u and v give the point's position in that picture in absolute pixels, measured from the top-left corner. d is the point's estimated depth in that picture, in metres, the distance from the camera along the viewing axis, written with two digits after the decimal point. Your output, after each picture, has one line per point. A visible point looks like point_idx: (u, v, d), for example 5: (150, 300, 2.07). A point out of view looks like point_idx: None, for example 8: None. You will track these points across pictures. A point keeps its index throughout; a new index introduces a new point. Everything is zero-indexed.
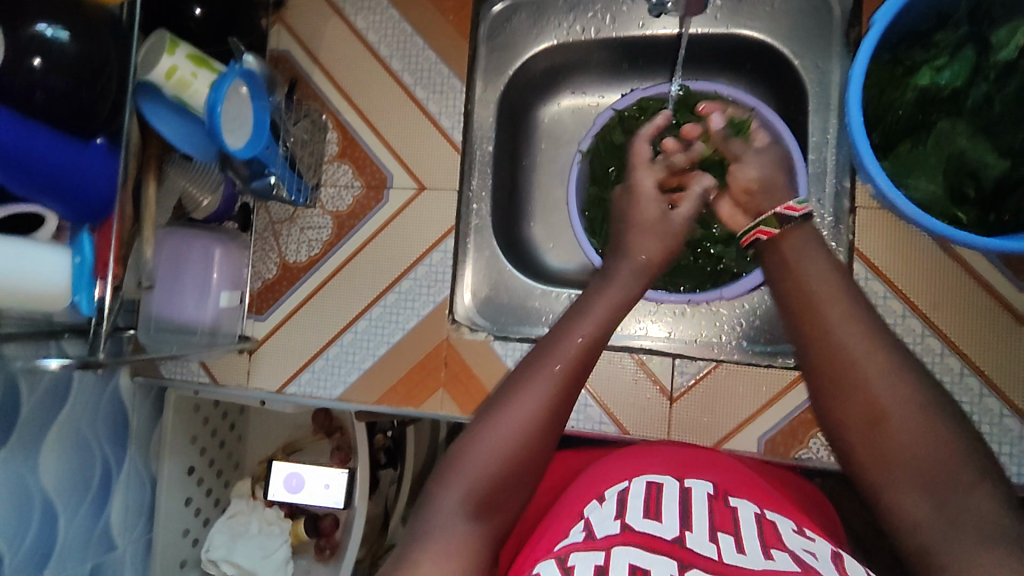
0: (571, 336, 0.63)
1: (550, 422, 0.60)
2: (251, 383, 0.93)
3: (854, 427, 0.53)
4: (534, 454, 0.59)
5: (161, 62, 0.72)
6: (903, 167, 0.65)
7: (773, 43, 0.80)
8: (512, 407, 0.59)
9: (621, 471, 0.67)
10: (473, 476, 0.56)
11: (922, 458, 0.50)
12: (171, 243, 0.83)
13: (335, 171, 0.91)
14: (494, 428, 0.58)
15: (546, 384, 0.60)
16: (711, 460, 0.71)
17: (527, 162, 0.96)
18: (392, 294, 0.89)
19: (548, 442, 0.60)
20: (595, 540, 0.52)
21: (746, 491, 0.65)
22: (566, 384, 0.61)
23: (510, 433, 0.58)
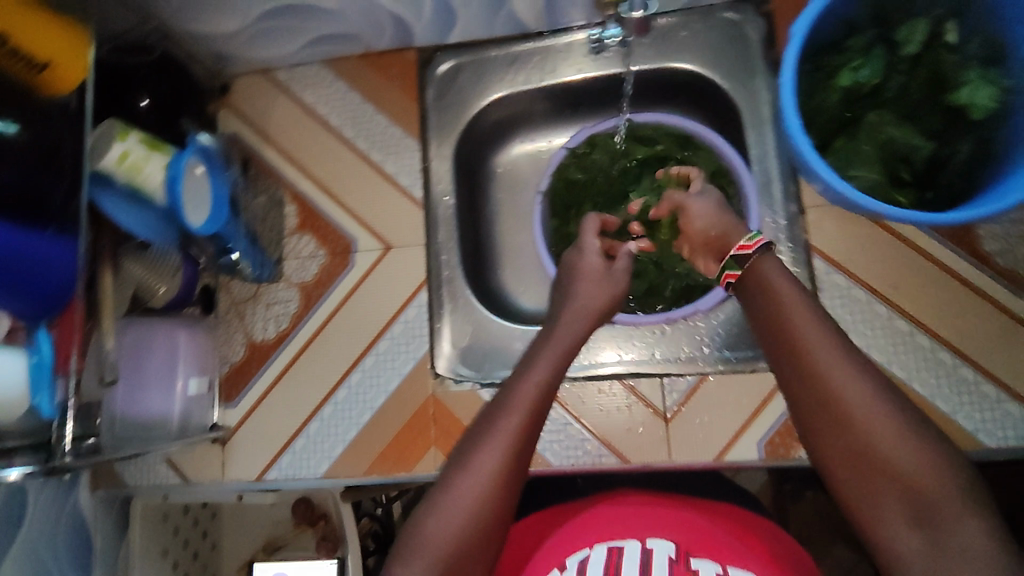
0: (523, 388, 0.64)
1: (512, 476, 0.60)
2: (226, 475, 0.87)
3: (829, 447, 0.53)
4: (497, 511, 0.59)
5: (111, 150, 0.72)
6: (845, 159, 0.71)
7: (704, 72, 0.86)
8: (465, 471, 0.59)
9: (586, 535, 0.69)
10: (434, 540, 0.57)
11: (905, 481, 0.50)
12: (130, 334, 0.79)
13: (297, 243, 0.90)
14: (451, 493, 0.59)
15: (498, 442, 0.60)
16: (677, 515, 0.71)
17: (488, 212, 0.97)
18: (370, 357, 0.86)
19: (511, 500, 0.60)
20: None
21: (707, 546, 0.67)
22: (519, 441, 0.61)
23: (467, 493, 0.59)
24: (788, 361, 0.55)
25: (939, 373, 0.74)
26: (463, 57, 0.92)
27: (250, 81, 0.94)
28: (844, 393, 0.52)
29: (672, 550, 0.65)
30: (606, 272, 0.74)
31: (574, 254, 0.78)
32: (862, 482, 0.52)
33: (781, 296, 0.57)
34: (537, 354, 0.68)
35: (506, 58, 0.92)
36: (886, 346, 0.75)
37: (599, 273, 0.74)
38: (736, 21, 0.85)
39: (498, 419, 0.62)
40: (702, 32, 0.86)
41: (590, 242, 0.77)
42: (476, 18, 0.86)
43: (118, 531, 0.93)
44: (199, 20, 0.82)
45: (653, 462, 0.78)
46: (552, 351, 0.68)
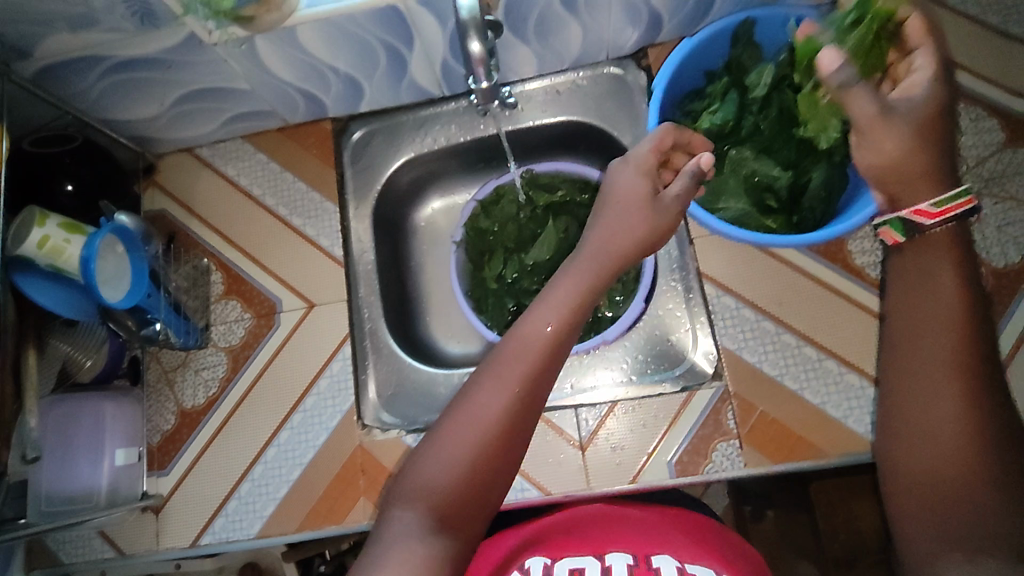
0: (530, 327, 0.62)
1: (521, 417, 0.59)
2: (161, 544, 0.87)
3: (914, 462, 0.56)
4: (504, 451, 0.58)
5: (31, 235, 0.75)
6: (714, 192, 0.77)
7: (594, 122, 0.94)
8: (470, 411, 0.59)
9: (545, 545, 0.71)
10: (435, 479, 0.57)
11: (970, 509, 0.52)
12: (59, 410, 0.83)
13: (224, 308, 0.94)
14: (456, 432, 0.58)
15: (511, 378, 0.60)
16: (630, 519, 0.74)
17: (411, 264, 1.02)
18: (298, 414, 0.89)
19: (517, 440, 0.59)
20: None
21: (660, 544, 0.69)
22: (531, 380, 0.60)
23: (473, 429, 0.58)
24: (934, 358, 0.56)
25: (828, 382, 0.78)
26: (375, 123, 0.99)
27: (175, 159, 1.00)
28: (945, 403, 0.54)
29: (630, 559, 0.66)
30: (651, 197, 0.68)
31: (623, 168, 0.71)
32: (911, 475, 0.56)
33: (940, 287, 0.57)
34: (553, 291, 0.65)
35: (415, 122, 0.99)
36: (777, 361, 0.80)
37: (641, 194, 0.68)
38: (619, 74, 0.94)
39: (510, 358, 0.61)
40: (591, 87, 0.94)
41: (638, 154, 0.70)
42: (381, 88, 0.93)
43: None
44: (118, 107, 0.88)
45: (572, 492, 0.80)
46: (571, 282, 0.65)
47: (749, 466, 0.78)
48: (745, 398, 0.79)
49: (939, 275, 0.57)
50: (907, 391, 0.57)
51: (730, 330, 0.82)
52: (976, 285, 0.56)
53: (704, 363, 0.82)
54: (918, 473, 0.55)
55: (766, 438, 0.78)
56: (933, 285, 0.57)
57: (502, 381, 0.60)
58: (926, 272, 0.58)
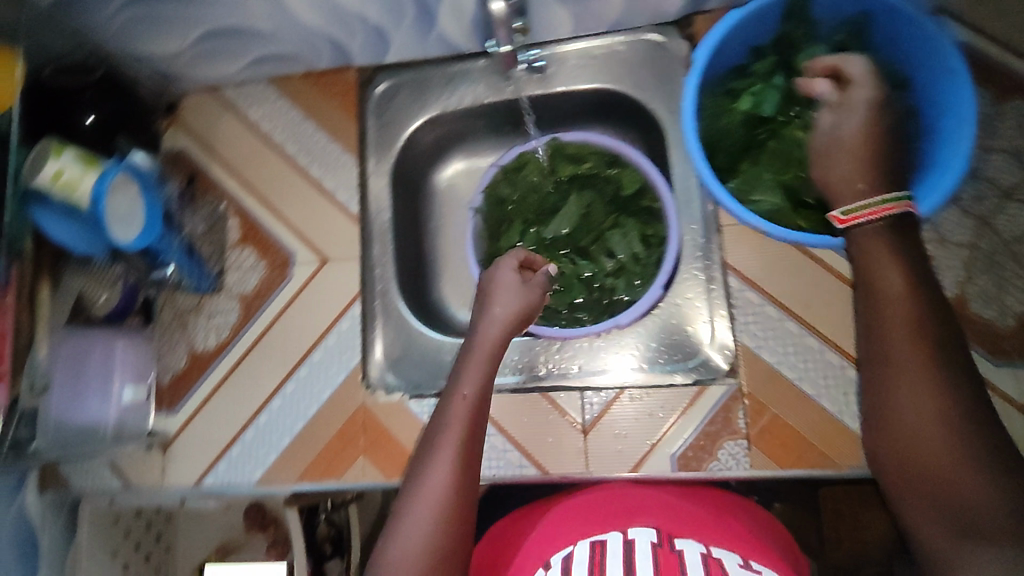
0: (456, 399, 0.63)
1: (464, 487, 0.59)
2: (166, 479, 0.90)
3: (890, 456, 0.54)
4: (461, 522, 0.58)
5: (46, 167, 0.74)
6: (747, 184, 0.73)
7: (629, 91, 0.89)
8: (417, 495, 0.58)
9: (566, 531, 0.66)
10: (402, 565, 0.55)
11: (955, 492, 0.50)
12: (70, 343, 0.82)
13: (239, 256, 0.93)
14: (410, 516, 0.57)
15: (448, 451, 0.60)
16: (656, 503, 0.69)
17: (429, 226, 1.00)
18: (304, 368, 0.89)
19: (468, 508, 0.59)
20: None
21: (688, 526, 0.64)
22: (465, 449, 0.61)
23: (427, 510, 0.57)
24: (877, 357, 0.55)
25: (848, 391, 0.76)
26: (401, 76, 0.95)
27: (197, 99, 0.98)
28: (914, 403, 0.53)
29: (654, 536, 0.62)
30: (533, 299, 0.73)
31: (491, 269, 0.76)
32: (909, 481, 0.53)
33: (883, 284, 0.55)
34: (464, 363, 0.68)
35: (443, 78, 0.94)
36: (794, 364, 0.77)
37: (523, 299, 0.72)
38: (661, 42, 0.88)
39: (444, 430, 0.61)
40: (630, 53, 0.89)
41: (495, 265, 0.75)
42: (408, 40, 0.90)
43: None
44: (140, 41, 0.85)
45: (571, 473, 0.79)
46: (480, 350, 0.68)
47: (755, 467, 0.76)
48: (758, 398, 0.77)
49: (884, 275, 0.56)
50: (878, 392, 0.55)
51: (751, 326, 0.79)
52: (919, 276, 0.55)
53: (721, 359, 0.79)
54: (915, 482, 0.53)
55: (773, 440, 0.76)
56: (875, 284, 0.56)
57: (443, 456, 0.59)
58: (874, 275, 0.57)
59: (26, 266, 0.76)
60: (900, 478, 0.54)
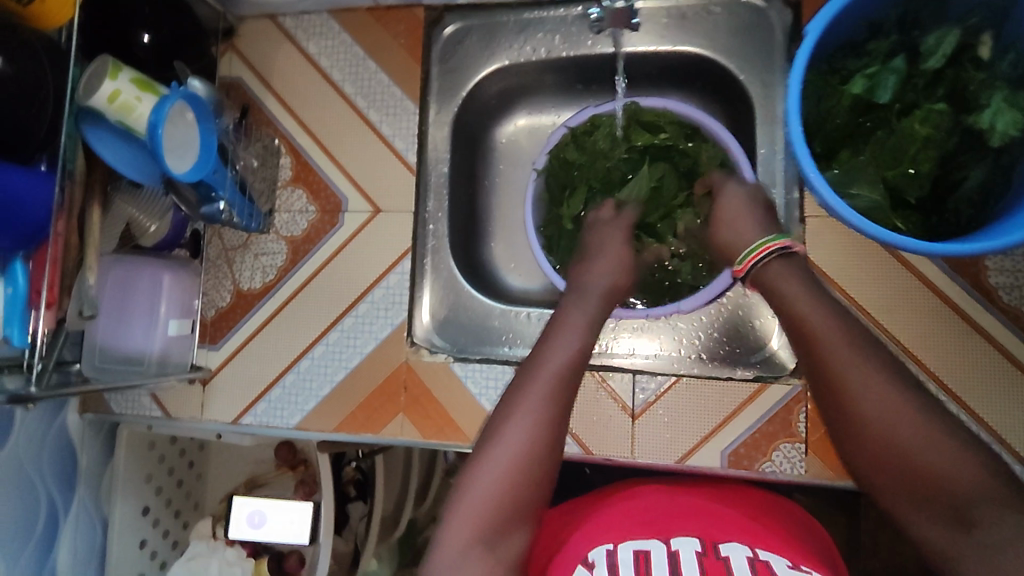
0: (554, 350, 0.64)
1: (552, 437, 0.60)
2: (205, 415, 0.89)
3: (876, 466, 0.56)
4: (543, 469, 0.60)
5: (102, 87, 0.70)
6: (848, 174, 0.66)
7: (717, 58, 0.83)
8: (502, 436, 0.59)
9: (604, 536, 0.68)
10: (480, 499, 0.58)
11: (942, 478, 0.53)
12: (118, 272, 0.80)
13: (289, 196, 0.90)
14: (494, 454, 0.59)
15: (542, 397, 0.61)
16: (694, 509, 0.71)
17: (486, 183, 0.98)
18: (349, 318, 0.87)
19: (553, 456, 0.60)
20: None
21: (730, 529, 0.66)
22: (559, 398, 0.61)
23: (511, 452, 0.59)
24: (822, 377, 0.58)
25: None
26: (472, 20, 0.91)
27: (257, 26, 0.93)
28: (888, 403, 0.55)
29: (698, 545, 0.64)
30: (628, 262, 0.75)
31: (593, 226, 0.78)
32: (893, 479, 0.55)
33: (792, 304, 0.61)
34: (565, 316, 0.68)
35: (516, 25, 0.90)
36: None
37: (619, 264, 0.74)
38: (761, 6, 0.82)
39: (536, 377, 0.62)
40: (723, 17, 0.83)
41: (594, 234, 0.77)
42: None
43: (104, 453, 0.99)
44: None
45: (614, 457, 0.77)
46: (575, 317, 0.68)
47: (809, 473, 0.73)
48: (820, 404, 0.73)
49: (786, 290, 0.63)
50: (845, 411, 0.57)
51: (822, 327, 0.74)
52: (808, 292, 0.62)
53: (788, 358, 0.77)
54: (901, 480, 0.54)
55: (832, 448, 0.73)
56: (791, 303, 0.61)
57: (526, 411, 0.60)
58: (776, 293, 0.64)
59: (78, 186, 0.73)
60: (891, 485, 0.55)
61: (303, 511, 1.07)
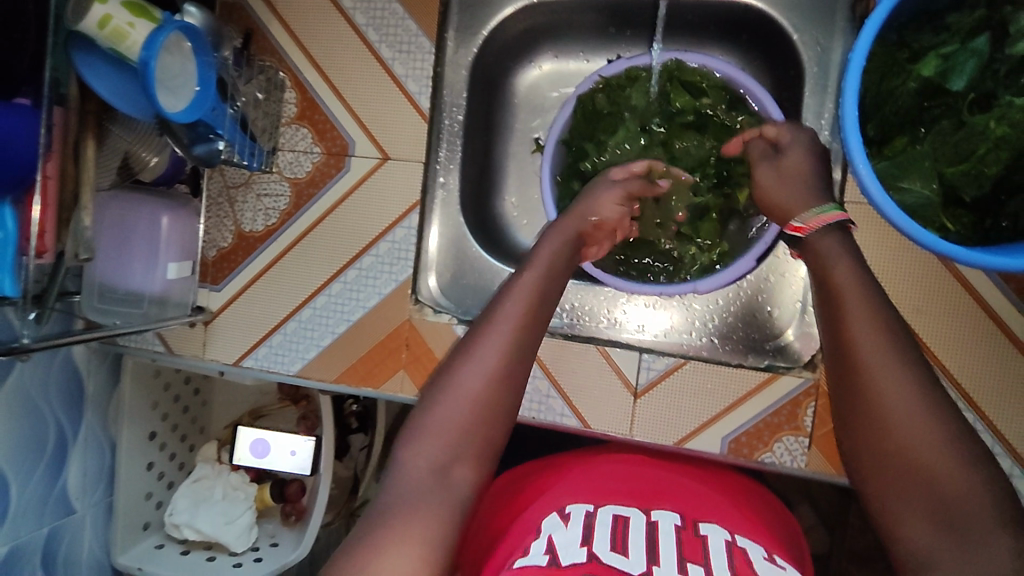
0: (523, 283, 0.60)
1: (508, 374, 0.56)
2: (207, 354, 0.89)
3: (866, 456, 0.52)
4: (495, 406, 0.55)
5: (92, 11, 0.63)
6: (899, 167, 0.61)
7: (771, 12, 0.75)
8: (465, 367, 0.55)
9: (585, 496, 0.65)
10: (436, 429, 0.53)
11: (938, 483, 0.49)
12: (114, 207, 0.77)
13: (293, 134, 0.85)
14: (451, 387, 0.55)
15: (500, 334, 0.56)
16: (679, 486, 0.69)
17: (503, 131, 0.92)
18: (353, 271, 0.84)
19: (512, 393, 0.56)
20: (560, 566, 0.50)
21: (716, 514, 0.64)
22: (519, 331, 0.57)
23: (471, 384, 0.55)
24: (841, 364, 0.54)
25: None
26: None
27: None
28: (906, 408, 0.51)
29: (677, 519, 0.61)
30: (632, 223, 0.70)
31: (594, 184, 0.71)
32: (895, 492, 0.51)
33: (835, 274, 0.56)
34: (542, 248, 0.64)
35: None
36: None
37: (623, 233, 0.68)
38: None
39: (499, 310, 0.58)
40: None
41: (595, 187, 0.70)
42: None
43: (111, 379, 1.00)
44: None
45: (612, 433, 0.76)
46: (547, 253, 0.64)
47: (809, 468, 0.72)
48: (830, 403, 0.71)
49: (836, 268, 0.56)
50: (851, 397, 0.53)
51: None
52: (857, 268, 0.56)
53: (804, 349, 0.74)
54: (905, 485, 0.50)
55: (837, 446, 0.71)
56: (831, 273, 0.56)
57: (490, 345, 0.56)
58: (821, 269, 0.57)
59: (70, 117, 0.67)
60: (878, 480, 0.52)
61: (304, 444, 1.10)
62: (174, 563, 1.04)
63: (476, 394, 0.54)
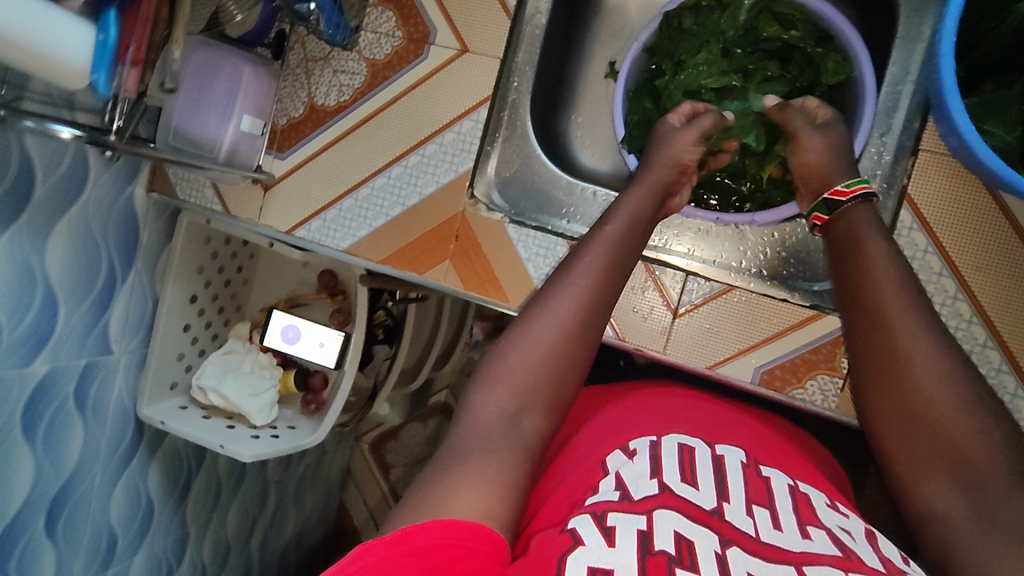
0: (604, 235, 0.64)
1: (584, 328, 0.60)
2: (261, 219, 0.91)
3: (891, 422, 0.54)
4: (572, 355, 0.59)
5: None
6: (985, 108, 0.61)
7: None
8: (544, 316, 0.59)
9: (644, 427, 0.65)
10: (513, 373, 0.57)
11: (970, 452, 0.49)
12: (202, 54, 0.80)
13: (378, 16, 0.86)
14: (530, 331, 0.59)
15: (578, 288, 0.60)
16: (735, 421, 0.69)
17: (579, 50, 0.93)
18: (414, 156, 0.85)
19: (584, 349, 0.60)
20: (632, 501, 0.51)
21: (771, 456, 0.64)
22: (597, 291, 0.61)
23: (548, 331, 0.58)
24: (866, 336, 0.55)
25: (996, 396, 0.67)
26: None
27: None
28: (936, 378, 0.51)
29: (742, 456, 0.61)
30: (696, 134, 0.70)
31: None
32: (923, 459, 0.52)
33: (867, 248, 0.58)
34: (620, 203, 0.68)
35: None
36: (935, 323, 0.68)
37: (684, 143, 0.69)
38: None
39: (578, 263, 0.62)
40: None
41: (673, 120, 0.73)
42: None
43: (164, 235, 1.03)
44: None
45: (646, 349, 0.77)
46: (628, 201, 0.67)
47: (840, 409, 0.72)
48: None
49: (868, 241, 0.58)
50: (879, 367, 0.54)
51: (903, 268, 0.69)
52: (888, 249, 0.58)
53: None
54: (932, 454, 0.51)
55: None
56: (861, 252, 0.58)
57: (568, 298, 0.60)
58: (852, 239, 0.60)
59: None
60: (904, 446, 0.53)
61: (333, 337, 1.12)
62: (196, 423, 1.08)
63: (554, 346, 0.58)
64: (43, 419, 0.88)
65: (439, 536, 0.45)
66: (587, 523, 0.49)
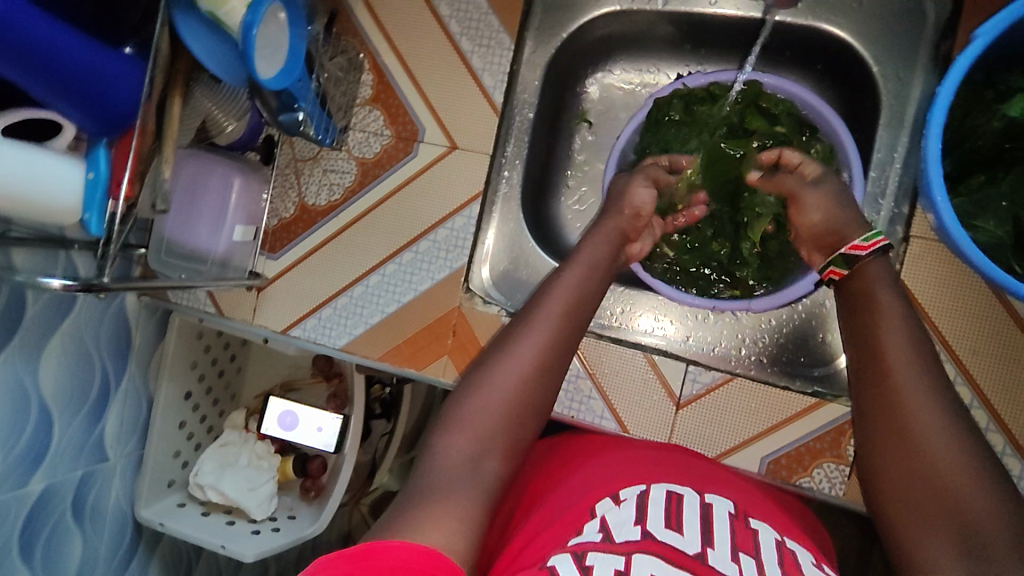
0: (560, 283, 0.66)
1: (543, 376, 0.60)
2: (256, 319, 0.91)
3: (893, 472, 0.53)
4: (530, 404, 0.59)
5: None
6: (977, 205, 0.66)
7: (854, 45, 0.76)
8: (506, 361, 0.59)
9: (634, 475, 0.62)
10: (472, 416, 0.56)
11: (966, 505, 0.48)
12: (190, 167, 0.78)
13: (366, 115, 0.87)
14: (490, 376, 0.58)
15: (539, 336, 0.61)
16: (729, 478, 0.66)
17: (566, 134, 0.95)
18: (408, 253, 0.86)
19: (540, 400, 0.60)
20: (614, 543, 0.50)
21: (763, 512, 0.61)
22: (554, 339, 0.62)
23: (508, 377, 0.58)
24: (871, 376, 0.55)
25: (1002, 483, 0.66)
26: None
27: None
28: (936, 425, 0.51)
29: (731, 508, 0.58)
30: None
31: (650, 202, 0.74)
32: (919, 514, 0.51)
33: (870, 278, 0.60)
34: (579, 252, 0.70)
35: None
36: None
37: None
38: None
39: (540, 307, 0.63)
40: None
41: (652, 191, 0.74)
42: None
43: (156, 335, 1.03)
44: None
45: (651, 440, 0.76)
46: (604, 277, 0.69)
47: (846, 497, 0.72)
48: None
49: (879, 290, 0.58)
50: (881, 410, 0.54)
51: None
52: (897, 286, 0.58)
53: None
54: (931, 505, 0.50)
55: None
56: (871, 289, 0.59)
57: (529, 342, 0.61)
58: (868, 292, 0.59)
59: (161, 75, 0.63)
60: (904, 498, 0.52)
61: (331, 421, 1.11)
62: (194, 523, 1.05)
63: (513, 390, 0.58)
64: (40, 538, 0.86)
65: (396, 560, 0.43)
66: (567, 561, 0.47)
